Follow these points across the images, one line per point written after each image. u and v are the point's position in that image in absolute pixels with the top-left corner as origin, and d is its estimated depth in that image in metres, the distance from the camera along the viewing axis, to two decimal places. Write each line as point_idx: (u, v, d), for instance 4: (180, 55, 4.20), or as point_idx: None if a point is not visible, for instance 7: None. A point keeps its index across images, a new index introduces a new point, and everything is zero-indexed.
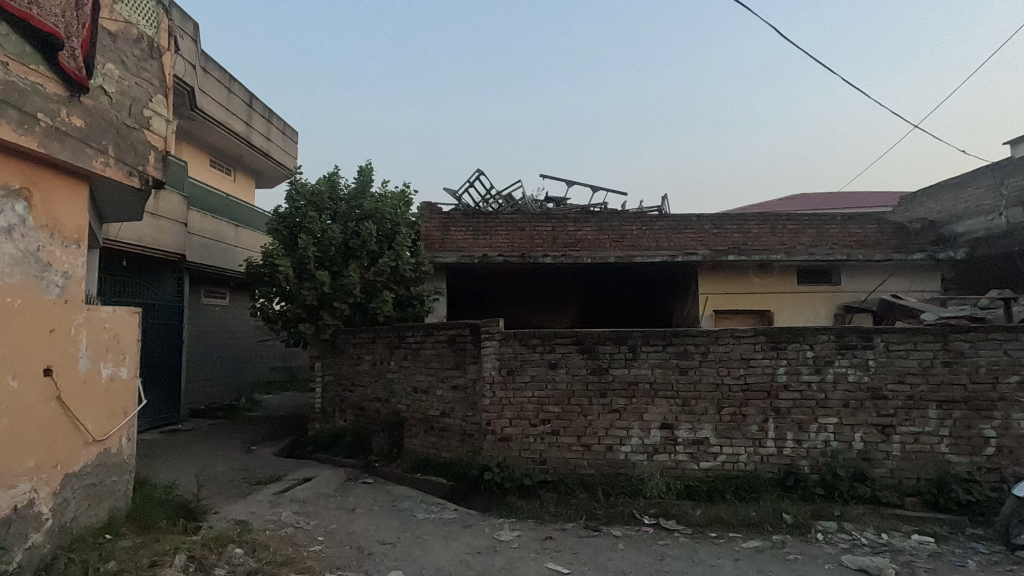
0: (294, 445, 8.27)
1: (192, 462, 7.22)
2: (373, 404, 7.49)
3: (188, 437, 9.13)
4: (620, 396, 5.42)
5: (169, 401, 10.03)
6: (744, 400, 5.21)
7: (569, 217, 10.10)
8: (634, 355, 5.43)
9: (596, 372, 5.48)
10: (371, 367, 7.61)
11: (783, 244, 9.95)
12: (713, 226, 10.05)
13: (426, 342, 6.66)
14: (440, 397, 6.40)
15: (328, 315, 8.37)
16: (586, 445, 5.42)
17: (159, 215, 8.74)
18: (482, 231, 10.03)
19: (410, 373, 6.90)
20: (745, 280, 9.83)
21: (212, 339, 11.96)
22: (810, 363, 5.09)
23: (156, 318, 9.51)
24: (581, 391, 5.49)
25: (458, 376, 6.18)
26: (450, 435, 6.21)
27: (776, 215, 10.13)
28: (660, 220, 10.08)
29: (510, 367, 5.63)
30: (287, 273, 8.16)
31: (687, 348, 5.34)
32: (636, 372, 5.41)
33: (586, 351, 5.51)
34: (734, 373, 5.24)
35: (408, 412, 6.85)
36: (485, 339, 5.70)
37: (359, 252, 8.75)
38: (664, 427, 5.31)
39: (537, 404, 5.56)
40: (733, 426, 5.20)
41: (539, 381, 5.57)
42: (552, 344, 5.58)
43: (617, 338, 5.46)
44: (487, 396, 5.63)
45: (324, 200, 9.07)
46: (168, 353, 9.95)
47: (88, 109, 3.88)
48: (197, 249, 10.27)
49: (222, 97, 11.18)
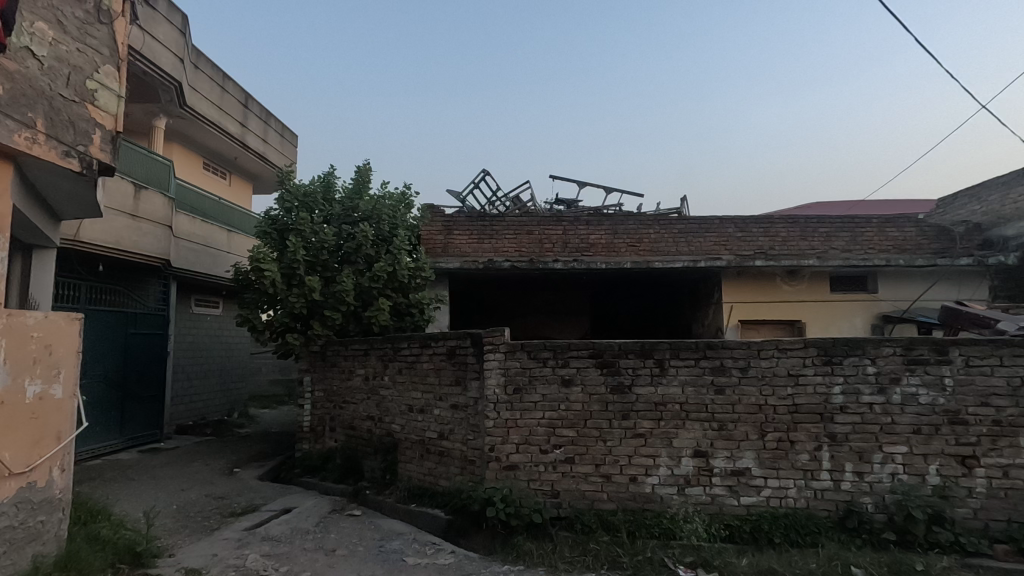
0: (279, 468, 7.52)
1: (163, 488, 6.49)
2: (365, 424, 6.74)
3: (168, 457, 8.41)
4: (646, 418, 4.65)
5: (154, 418, 9.34)
6: (793, 425, 4.42)
7: (580, 219, 9.39)
8: (662, 371, 4.66)
9: (616, 391, 4.72)
10: (363, 382, 6.88)
11: (814, 248, 9.17)
12: (737, 229, 9.29)
13: (422, 354, 5.94)
14: (438, 417, 5.66)
15: (318, 325, 7.68)
16: (606, 476, 4.66)
17: (140, 216, 8.12)
18: (488, 235, 9.33)
19: (405, 390, 6.16)
20: (772, 288, 9.05)
21: (202, 351, 11.31)
22: (871, 381, 4.31)
23: (138, 328, 8.86)
24: (600, 413, 4.73)
25: (457, 394, 5.43)
26: (450, 462, 5.45)
27: (806, 217, 9.35)
28: (679, 223, 9.34)
29: (517, 385, 4.88)
30: (274, 278, 7.50)
31: (724, 363, 4.57)
32: (663, 390, 4.64)
33: (606, 366, 4.75)
34: (780, 392, 4.46)
35: (403, 434, 6.11)
36: (488, 353, 4.96)
37: (354, 257, 8.09)
38: (697, 455, 4.54)
39: (548, 426, 4.81)
40: (779, 455, 4.42)
41: (551, 401, 4.82)
42: (565, 357, 4.83)
43: (641, 351, 4.70)
44: (491, 418, 4.89)
45: (317, 201, 8.43)
46: (152, 366, 9.28)
47: (8, 73, 3.24)
48: (185, 254, 9.64)
49: (214, 95, 10.63)
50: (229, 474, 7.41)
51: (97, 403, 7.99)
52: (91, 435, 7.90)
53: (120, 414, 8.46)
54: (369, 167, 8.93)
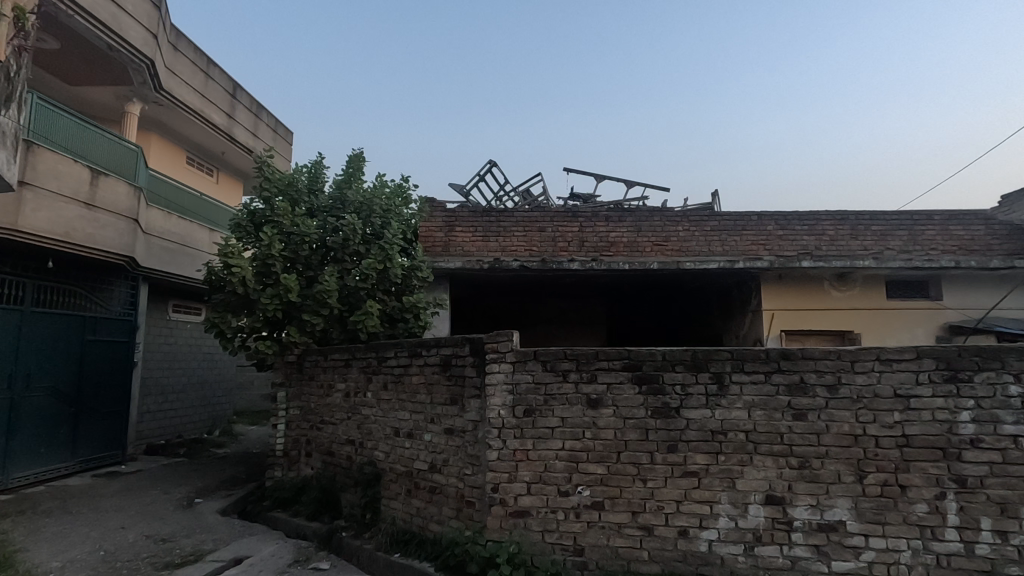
0: (246, 500, 6.38)
1: (99, 527, 5.39)
2: (345, 450, 5.62)
3: (126, 483, 7.31)
4: (700, 453, 3.51)
5: (116, 437, 8.25)
6: (902, 464, 3.27)
7: (599, 214, 8.30)
8: (721, 391, 3.52)
9: (660, 416, 3.58)
10: (343, 400, 5.77)
11: (868, 248, 8.00)
12: (778, 227, 8.16)
13: (411, 366, 4.84)
14: (429, 444, 4.55)
15: (295, 331, 6.58)
16: (647, 528, 3.52)
17: (97, 206, 7.08)
18: (494, 232, 8.25)
19: (391, 409, 5.05)
20: (820, 293, 7.89)
21: (179, 361, 10.26)
22: (1016, 406, 3.17)
23: (97, 335, 7.81)
24: (637, 444, 3.60)
25: (453, 416, 4.33)
26: (443, 501, 4.33)
27: (858, 214, 8.19)
28: (711, 219, 8.24)
29: (528, 406, 3.76)
30: (244, 276, 6.44)
31: (806, 379, 3.43)
32: (723, 415, 3.50)
33: (645, 382, 3.62)
34: (883, 419, 3.31)
35: (388, 463, 4.99)
36: (491, 364, 3.84)
37: (341, 254, 7.05)
38: (772, 502, 3.38)
39: (569, 461, 3.68)
40: (885, 506, 3.26)
41: (572, 428, 3.69)
42: (592, 370, 3.70)
43: (693, 362, 3.57)
44: (496, 448, 3.77)
45: (301, 192, 7.42)
46: (115, 378, 8.21)
47: None
48: (155, 252, 8.63)
49: (196, 81, 9.74)
50: (187, 506, 6.27)
51: (40, 420, 6.93)
52: (32, 458, 6.84)
53: (71, 433, 7.38)
54: (362, 155, 7.87)
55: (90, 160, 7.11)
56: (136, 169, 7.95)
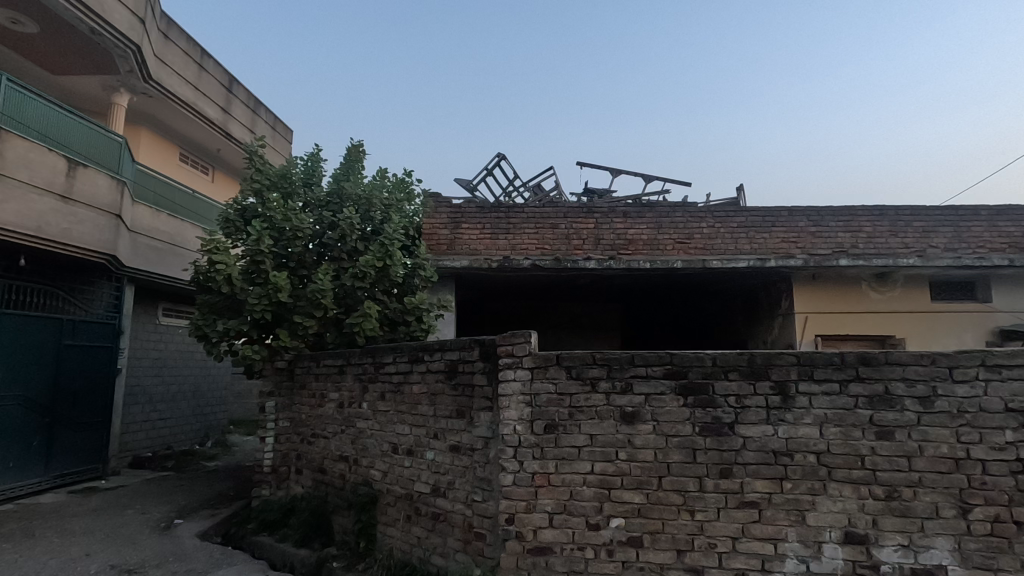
0: (230, 522, 5.76)
1: (62, 554, 4.80)
2: (337, 467, 5.01)
3: (103, 501, 6.71)
4: (761, 479, 2.88)
5: (96, 450, 7.67)
6: (1017, 496, 2.64)
7: (616, 210, 7.69)
8: (786, 404, 2.90)
9: (711, 434, 2.96)
10: (337, 410, 5.16)
11: (909, 246, 7.36)
12: (810, 223, 7.52)
13: (412, 372, 4.23)
14: (432, 463, 3.94)
15: (285, 335, 5.98)
16: (696, 571, 2.89)
17: (74, 199, 6.54)
18: (504, 229, 7.66)
19: (388, 422, 4.45)
20: (857, 295, 7.26)
21: (168, 368, 9.69)
22: None
23: (75, 339, 7.25)
24: (683, 467, 2.97)
25: (459, 432, 3.72)
26: (448, 531, 3.72)
27: (897, 209, 7.55)
28: (737, 215, 7.62)
29: (549, 421, 3.15)
30: (229, 273, 5.86)
31: (891, 389, 2.80)
32: (789, 434, 2.88)
33: (692, 393, 3.00)
34: (991, 440, 2.69)
35: (385, 483, 4.38)
36: (505, 371, 3.24)
37: (336, 251, 6.47)
38: (852, 541, 2.75)
39: (600, 488, 3.06)
40: (997, 548, 2.63)
41: (602, 447, 3.08)
42: (627, 378, 3.09)
43: (750, 369, 2.95)
44: (511, 472, 3.15)
45: (294, 185, 6.85)
46: (96, 387, 7.63)
47: None
48: (141, 252, 8.10)
49: (188, 73, 9.24)
50: (165, 529, 5.66)
51: (10, 431, 6.37)
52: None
53: (45, 446, 6.81)
54: (361, 145, 7.30)
55: (64, 147, 6.56)
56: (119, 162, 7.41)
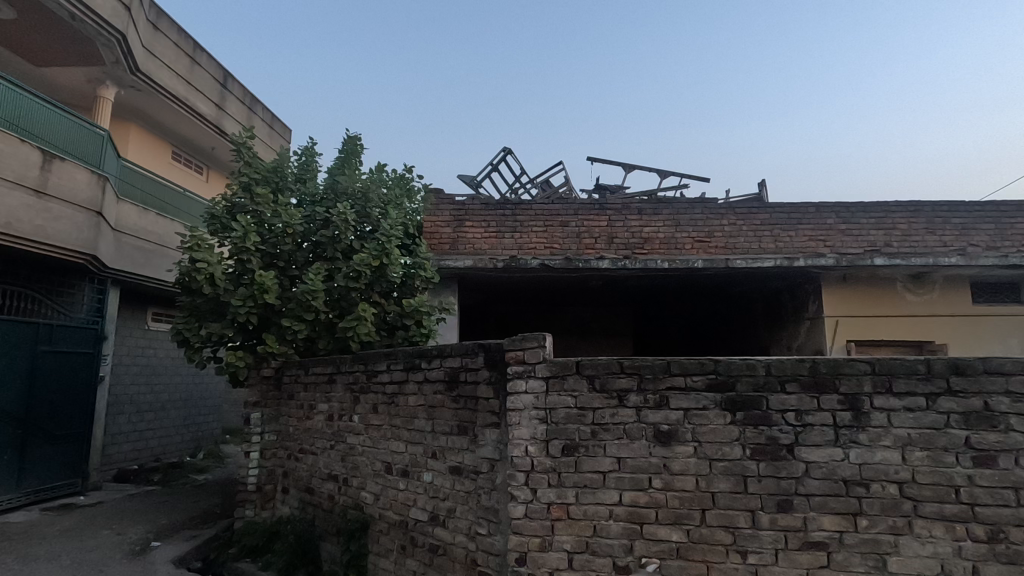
0: (212, 545, 5.25)
1: None
2: (326, 487, 4.51)
3: (78, 519, 6.21)
4: (828, 514, 2.36)
5: (75, 463, 7.19)
6: None
7: (630, 207, 7.18)
8: (859, 422, 2.38)
9: (766, 458, 2.44)
10: (327, 424, 4.66)
11: (948, 245, 6.81)
12: (840, 221, 6.98)
13: (408, 381, 3.73)
14: (430, 487, 3.43)
15: (272, 340, 5.49)
16: None
17: (49, 194, 6.10)
18: (509, 227, 7.16)
19: (381, 438, 3.94)
20: (891, 297, 6.71)
21: (157, 375, 9.22)
22: None
23: (53, 345, 6.78)
24: (732, 499, 2.45)
25: (461, 452, 3.21)
26: (448, 566, 3.20)
27: (934, 205, 7.00)
28: (761, 212, 7.10)
29: (568, 441, 2.64)
30: (211, 273, 5.38)
31: (991, 405, 2.28)
32: (863, 459, 2.36)
33: (743, 409, 2.48)
34: None
35: (378, 507, 3.87)
36: (516, 381, 2.73)
37: (329, 249, 5.98)
38: None
39: (630, 523, 2.53)
40: None
41: (632, 474, 2.56)
42: (662, 390, 2.57)
43: (812, 380, 2.43)
44: (522, 503, 2.63)
45: (286, 179, 6.38)
46: (75, 397, 7.15)
47: None
48: (126, 252, 7.66)
49: (180, 66, 8.83)
50: (139, 553, 5.15)
51: None
52: None
53: (17, 460, 6.33)
54: (358, 137, 6.82)
55: (12, 124, 5.87)
56: (89, 150, 6.77)
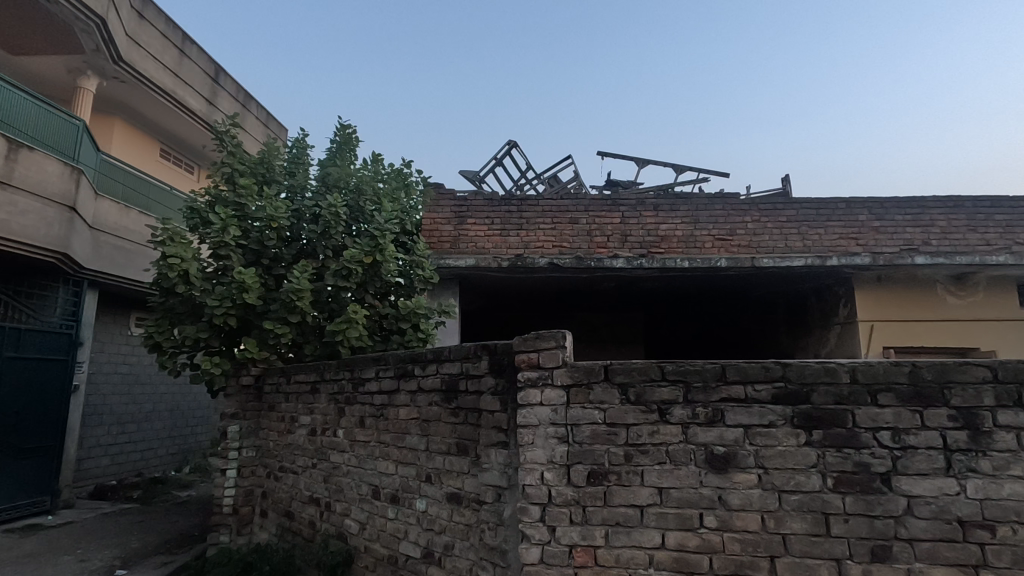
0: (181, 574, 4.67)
1: None
2: (308, 511, 3.95)
3: (41, 543, 5.64)
4: (939, 565, 1.80)
5: (44, 479, 6.63)
6: None
7: (645, 202, 6.65)
8: (976, 445, 1.83)
9: (855, 491, 1.88)
10: (309, 438, 4.11)
11: (991, 243, 6.25)
12: (873, 217, 6.44)
13: (399, 390, 3.18)
14: (424, 517, 2.88)
15: (252, 344, 4.95)
16: None
17: (14, 186, 5.59)
18: (516, 224, 6.63)
19: (369, 456, 3.39)
20: (932, 299, 6.13)
21: (140, 384, 8.68)
22: None
23: (20, 352, 6.25)
24: (810, 544, 1.89)
25: (460, 476, 2.66)
26: None
27: (975, 201, 6.44)
28: (787, 208, 6.57)
29: (595, 467, 2.09)
30: (185, 269, 4.87)
31: None
32: (984, 494, 1.81)
33: (822, 427, 1.93)
34: None
35: (364, 538, 3.31)
36: (528, 392, 2.18)
37: (318, 246, 5.46)
38: None
39: (676, 573, 1.98)
40: None
41: (678, 509, 2.00)
42: (716, 403, 2.02)
43: (912, 391, 1.88)
44: (537, 545, 2.08)
45: (273, 171, 5.86)
46: (44, 407, 6.60)
47: None
48: (105, 253, 7.16)
49: (168, 58, 8.37)
50: None
51: None
52: None
53: None
54: (351, 127, 6.31)
55: None
56: (53, 136, 6.22)
